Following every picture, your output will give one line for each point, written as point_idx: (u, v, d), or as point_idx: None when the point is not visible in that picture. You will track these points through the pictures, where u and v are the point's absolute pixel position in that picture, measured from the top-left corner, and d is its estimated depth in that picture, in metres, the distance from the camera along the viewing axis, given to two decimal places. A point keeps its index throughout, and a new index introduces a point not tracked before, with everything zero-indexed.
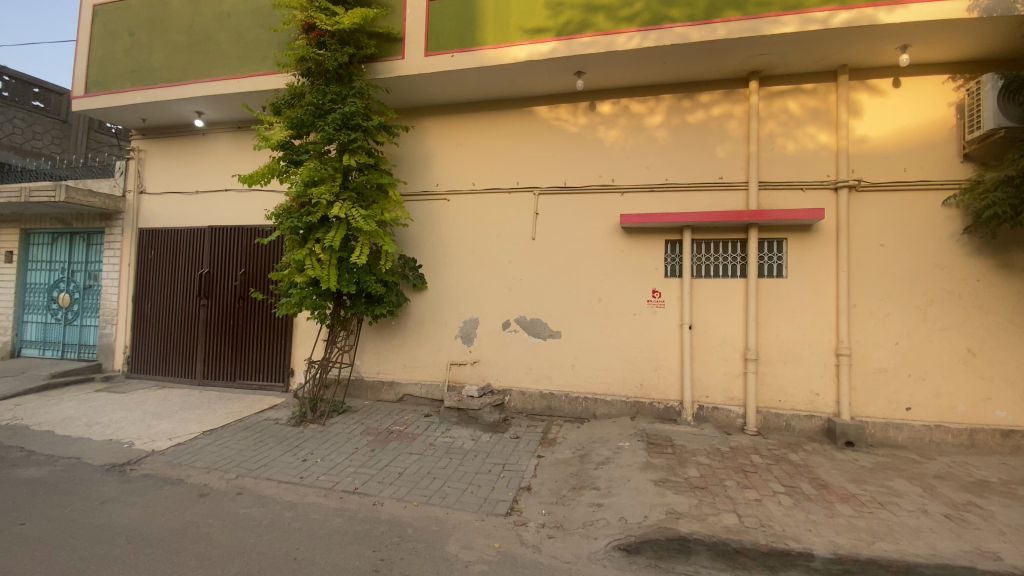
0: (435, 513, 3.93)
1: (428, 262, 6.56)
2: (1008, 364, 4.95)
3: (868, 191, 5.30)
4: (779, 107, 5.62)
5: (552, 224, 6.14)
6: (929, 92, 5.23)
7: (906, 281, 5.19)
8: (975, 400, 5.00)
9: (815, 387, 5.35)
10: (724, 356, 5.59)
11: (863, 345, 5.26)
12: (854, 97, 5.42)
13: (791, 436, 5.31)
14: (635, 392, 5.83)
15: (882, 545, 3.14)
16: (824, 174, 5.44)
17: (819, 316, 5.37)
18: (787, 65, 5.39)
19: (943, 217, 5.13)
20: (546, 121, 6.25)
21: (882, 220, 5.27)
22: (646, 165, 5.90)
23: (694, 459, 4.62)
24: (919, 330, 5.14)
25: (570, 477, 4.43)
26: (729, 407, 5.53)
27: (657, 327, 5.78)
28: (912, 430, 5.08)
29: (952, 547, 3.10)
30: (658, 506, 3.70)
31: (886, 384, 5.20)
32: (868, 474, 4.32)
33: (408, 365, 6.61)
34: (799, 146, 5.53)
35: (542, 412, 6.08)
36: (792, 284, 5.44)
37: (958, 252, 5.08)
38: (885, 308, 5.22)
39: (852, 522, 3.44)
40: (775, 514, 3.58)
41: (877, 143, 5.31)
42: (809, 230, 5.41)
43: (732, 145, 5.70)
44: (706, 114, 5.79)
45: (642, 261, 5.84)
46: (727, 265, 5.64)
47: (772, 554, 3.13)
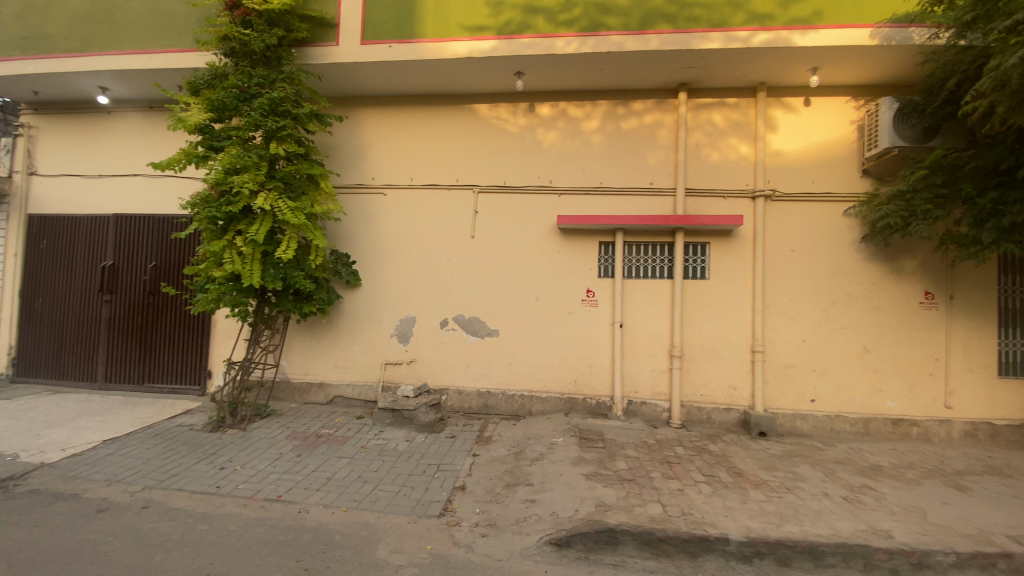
0: (365, 518, 3.80)
1: (362, 257, 6.34)
2: (897, 359, 5.54)
3: (781, 201, 5.74)
4: (705, 118, 5.95)
5: (490, 222, 6.13)
6: (834, 112, 5.75)
7: (812, 283, 5.67)
8: (870, 392, 5.55)
9: (733, 382, 5.72)
10: (652, 352, 5.84)
11: (775, 342, 5.69)
12: (771, 112, 5.85)
13: (711, 428, 5.64)
14: (570, 389, 5.95)
15: (788, 527, 3.40)
16: (743, 183, 5.83)
17: (738, 316, 5.75)
18: (713, 79, 5.73)
19: (844, 226, 5.65)
20: (486, 119, 6.23)
21: (793, 228, 5.72)
22: (582, 168, 6.05)
23: (623, 452, 4.80)
24: (823, 328, 5.64)
25: (505, 475, 4.45)
26: (656, 402, 5.79)
27: (591, 326, 5.93)
28: (816, 420, 5.56)
29: (849, 527, 3.42)
30: (589, 500, 3.79)
31: (794, 379, 5.65)
32: (777, 462, 4.68)
33: (339, 365, 6.36)
34: (722, 156, 5.88)
35: (478, 411, 6.06)
36: (713, 285, 5.79)
37: (856, 259, 5.62)
38: (795, 308, 5.67)
39: (764, 507, 3.70)
40: (696, 502, 3.78)
41: (790, 157, 5.77)
42: (729, 235, 5.77)
43: (662, 152, 5.97)
44: (638, 121, 6.03)
45: (577, 261, 5.97)
46: (656, 266, 5.90)
47: (691, 541, 3.30)
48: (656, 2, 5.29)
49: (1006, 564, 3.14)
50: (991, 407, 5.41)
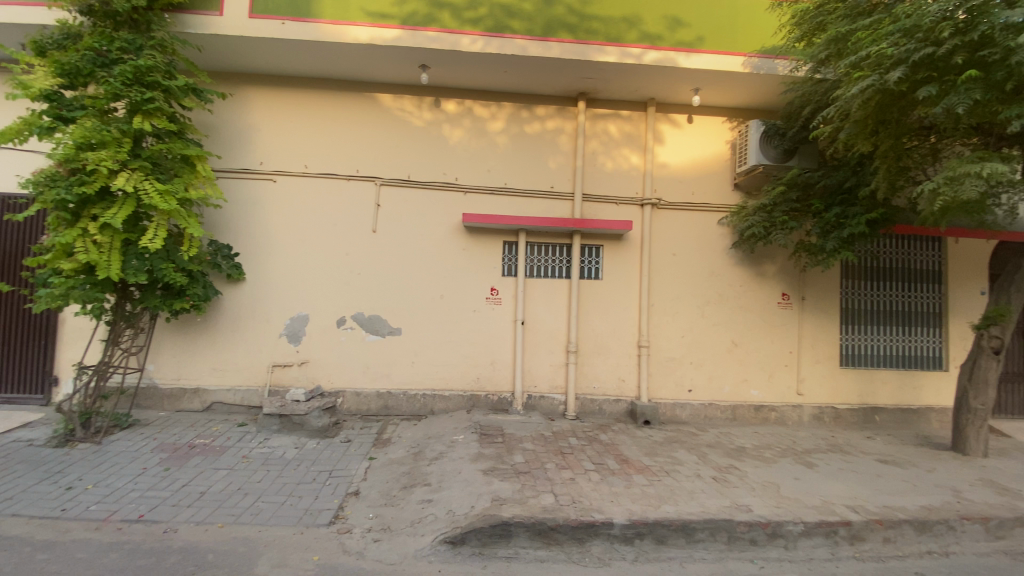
0: (244, 533, 3.48)
1: (247, 250, 5.84)
2: (760, 353, 6.26)
3: (667, 209, 6.24)
4: (602, 128, 6.28)
5: (392, 217, 5.95)
6: (713, 131, 6.36)
7: (692, 284, 6.22)
8: (738, 382, 6.22)
9: (623, 375, 6.10)
10: (551, 348, 6.04)
11: (660, 337, 6.16)
12: (659, 127, 6.33)
13: (603, 419, 5.97)
14: (472, 386, 5.96)
15: (666, 507, 3.70)
16: (634, 191, 6.24)
17: (628, 314, 6.14)
18: (609, 91, 6.07)
19: (719, 233, 6.27)
20: (389, 110, 6.04)
21: (677, 234, 6.24)
22: (487, 167, 6.09)
23: (520, 446, 4.90)
24: (700, 325, 6.21)
25: (402, 476, 4.32)
26: (553, 395, 6.00)
27: (493, 324, 5.99)
28: (693, 408, 6.11)
29: (717, 504, 3.79)
30: (485, 495, 3.82)
31: (675, 371, 6.17)
32: (659, 447, 5.07)
33: (219, 368, 5.79)
34: (616, 164, 6.25)
35: (377, 412, 5.85)
36: (607, 284, 6.13)
37: (729, 263, 6.26)
38: (676, 307, 6.19)
39: (645, 490, 3.99)
40: (585, 490, 3.97)
41: (675, 169, 6.28)
42: (622, 238, 6.15)
43: (563, 158, 6.21)
44: (541, 125, 6.21)
45: (481, 259, 6.00)
46: (556, 266, 6.11)
47: (580, 528, 3.45)
48: (558, 11, 5.49)
49: (845, 530, 3.60)
50: (832, 392, 6.31)
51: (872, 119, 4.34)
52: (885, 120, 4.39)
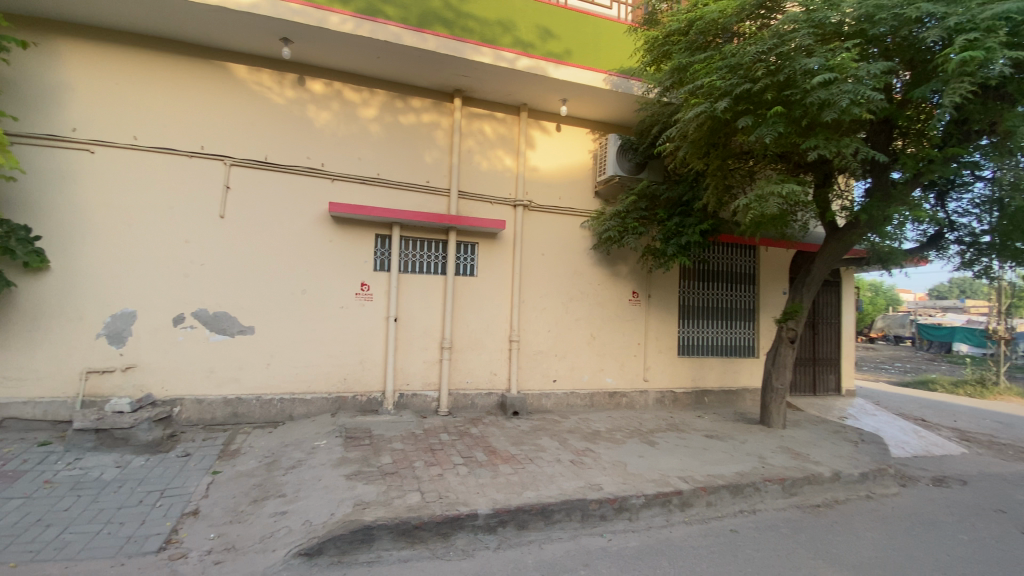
0: (44, 572, 2.89)
1: (53, 233, 4.85)
2: (615, 345, 6.89)
3: (537, 211, 6.54)
4: (477, 127, 6.36)
5: (246, 203, 5.37)
6: (578, 140, 6.83)
7: (559, 282, 6.61)
8: (596, 372, 6.78)
9: (494, 369, 6.26)
10: (424, 345, 5.97)
11: (529, 332, 6.44)
12: (531, 132, 6.61)
13: (474, 413, 6.07)
14: (338, 387, 5.65)
15: (527, 493, 3.90)
16: (507, 192, 6.43)
17: (499, 310, 6.32)
18: (484, 91, 6.17)
19: (582, 236, 6.75)
20: (244, 84, 5.43)
21: (546, 235, 6.58)
22: (357, 156, 5.80)
23: (389, 446, 4.78)
24: (565, 320, 6.64)
25: (252, 489, 3.94)
26: (426, 393, 5.94)
27: (362, 321, 5.74)
28: (558, 398, 6.50)
29: (573, 485, 4.09)
30: (346, 500, 3.65)
31: (542, 364, 6.50)
32: (525, 436, 5.31)
33: (10, 377, 4.72)
34: (490, 164, 6.37)
35: (224, 421, 5.26)
36: (480, 281, 6.23)
37: (591, 263, 6.78)
38: (544, 303, 6.53)
39: (510, 479, 4.16)
40: (452, 484, 4.01)
41: (544, 173, 6.61)
42: (495, 237, 6.30)
43: (438, 152, 6.15)
44: (415, 118, 6.08)
45: (349, 252, 5.70)
46: (429, 262, 6.05)
47: (444, 523, 3.48)
48: (434, 4, 5.51)
49: (677, 498, 4.12)
50: (672, 378, 7.19)
51: (704, 141, 5.02)
52: (715, 143, 5.09)
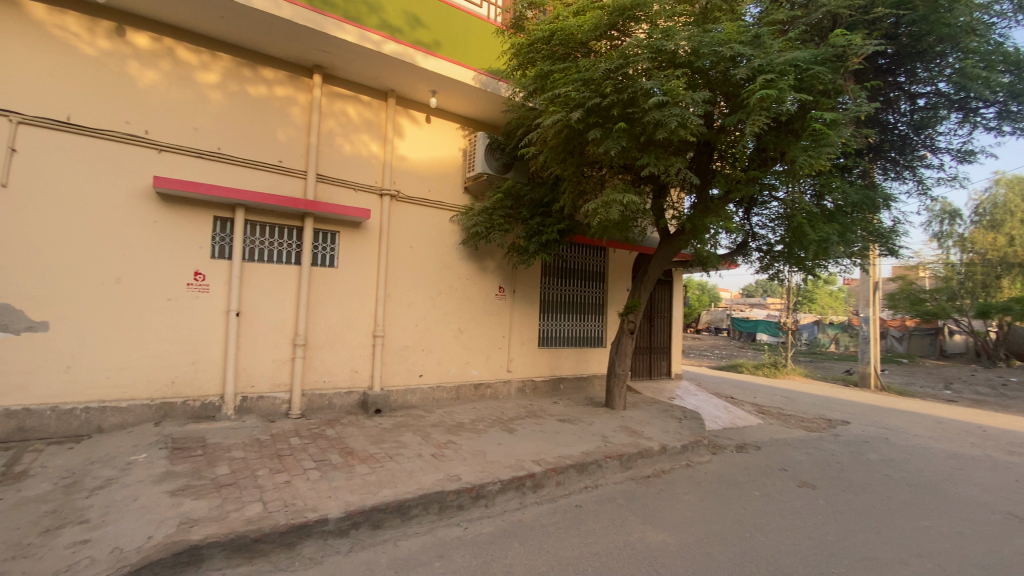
0: None
1: None
2: (480, 339, 7.05)
3: (404, 202, 6.38)
4: (339, 108, 5.98)
5: (39, 170, 4.38)
6: (447, 133, 6.82)
7: (426, 276, 6.54)
8: (462, 365, 6.86)
9: (355, 366, 5.99)
10: (273, 342, 5.48)
11: (393, 327, 6.28)
12: (398, 120, 6.42)
13: (332, 413, 5.75)
14: (164, 392, 4.93)
15: (384, 492, 3.82)
16: (371, 179, 6.16)
17: (362, 304, 6.04)
18: (347, 71, 5.83)
19: (450, 229, 6.76)
20: (37, 23, 4.41)
21: (413, 227, 6.45)
22: (192, 125, 5.07)
23: (227, 455, 4.30)
24: (432, 314, 6.60)
25: (43, 517, 3.23)
26: (275, 394, 5.47)
27: (196, 315, 5.07)
28: (423, 392, 6.46)
29: (432, 478, 4.11)
30: (170, 520, 3.20)
31: (407, 359, 6.38)
32: (386, 434, 5.18)
33: None
34: (354, 149, 6.05)
35: (4, 439, 4.25)
36: (340, 273, 5.90)
37: (458, 258, 6.83)
38: (410, 297, 6.41)
39: (366, 479, 4.03)
40: (300, 491, 3.75)
41: (412, 164, 6.47)
42: (357, 227, 6.00)
43: (293, 131, 5.66)
44: (266, 90, 5.51)
45: (180, 236, 4.98)
46: (281, 250, 5.56)
47: (289, 532, 3.24)
48: None
49: (530, 482, 4.38)
50: (533, 368, 7.60)
51: (561, 147, 5.39)
52: (572, 150, 5.48)
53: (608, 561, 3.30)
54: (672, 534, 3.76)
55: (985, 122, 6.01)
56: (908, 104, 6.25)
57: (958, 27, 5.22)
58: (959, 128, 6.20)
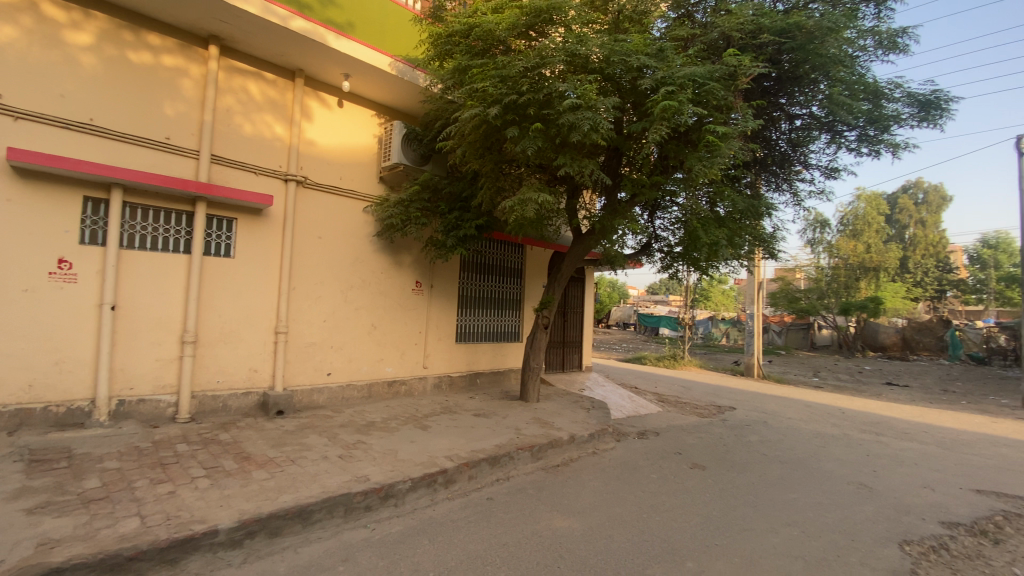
0: None
1: None
2: (394, 335, 6.87)
3: (312, 189, 6.02)
4: (239, 84, 5.50)
5: None
6: (361, 120, 6.54)
7: (336, 269, 6.24)
8: (374, 362, 6.65)
9: (254, 365, 5.58)
10: (157, 339, 4.94)
11: (298, 323, 5.92)
12: (307, 102, 6.05)
13: (226, 416, 5.31)
14: (17, 397, 4.25)
15: (283, 497, 3.60)
16: (276, 164, 5.75)
17: (263, 298, 5.64)
18: (249, 45, 5.38)
19: (363, 221, 6.50)
20: None
21: (322, 217, 6.12)
22: (58, 92, 4.42)
23: (98, 467, 3.82)
24: (341, 309, 6.31)
25: None
26: (158, 397, 4.94)
27: (60, 308, 4.43)
28: (331, 391, 6.17)
29: (337, 481, 3.95)
30: (22, 543, 2.78)
31: (314, 357, 6.06)
32: (288, 437, 4.89)
33: None
34: (256, 130, 5.61)
35: None
36: (237, 264, 5.45)
37: (371, 250, 6.59)
38: (318, 291, 6.08)
39: (264, 485, 3.78)
40: (187, 501, 3.43)
41: (322, 150, 6.14)
42: (258, 214, 5.58)
43: (184, 106, 5.12)
44: (152, 58, 4.93)
45: (40, 217, 4.31)
46: (166, 237, 5.02)
47: (171, 547, 2.95)
48: None
49: (442, 477, 4.36)
50: (448, 364, 7.56)
51: (479, 143, 5.39)
52: (490, 147, 5.51)
53: (516, 550, 3.38)
54: (577, 520, 3.94)
55: (847, 144, 6.89)
56: (787, 124, 6.99)
57: (828, 57, 5.89)
58: (827, 147, 7.04)
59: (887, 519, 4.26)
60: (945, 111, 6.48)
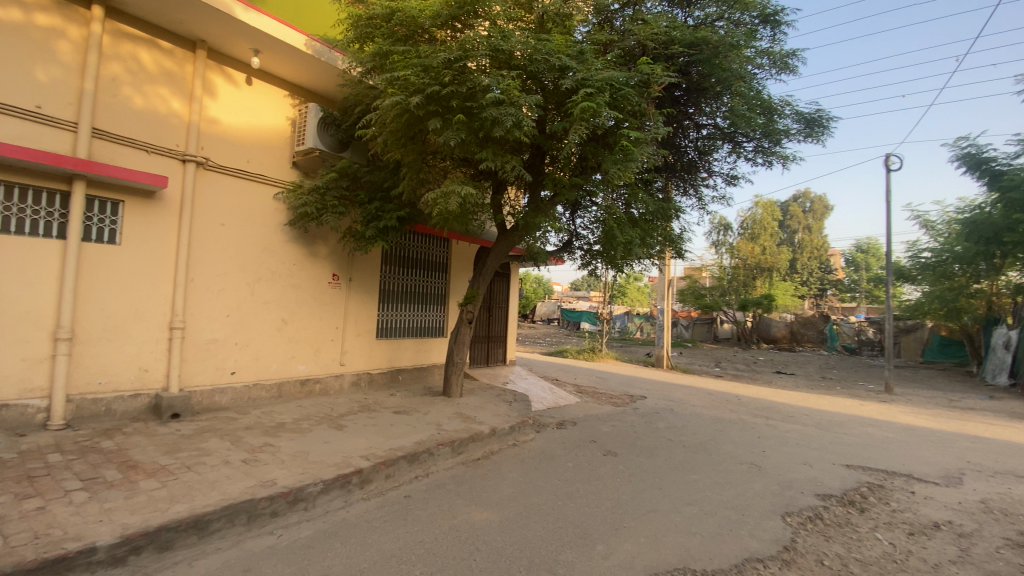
0: None
1: None
2: (307, 331, 6.52)
3: (214, 172, 5.54)
4: (128, 51, 4.92)
5: None
6: (272, 101, 6.12)
7: (241, 260, 5.80)
8: (285, 359, 6.27)
9: (145, 364, 5.04)
10: (23, 337, 4.31)
11: (197, 318, 5.43)
12: (210, 77, 5.54)
13: (110, 422, 4.75)
14: None
15: (176, 508, 3.29)
16: (172, 142, 5.21)
17: (155, 290, 5.10)
18: (141, 8, 4.83)
19: (273, 209, 6.09)
20: None
21: (226, 203, 5.65)
22: None
23: None
24: (247, 303, 5.88)
25: None
26: (25, 402, 4.32)
27: None
28: (235, 392, 5.73)
29: (240, 487, 3.68)
30: None
31: (215, 355, 5.60)
32: (184, 442, 4.47)
33: None
34: (149, 103, 5.05)
35: None
36: (124, 252, 4.89)
37: (282, 240, 6.19)
38: (220, 284, 5.61)
39: (153, 495, 3.43)
40: (59, 518, 3.04)
41: (227, 130, 5.66)
42: (150, 197, 5.04)
43: (60, 71, 4.49)
44: (22, 16, 4.29)
45: None
46: (35, 220, 4.38)
47: (38, 570, 2.60)
48: None
49: (357, 478, 4.22)
50: (368, 361, 7.31)
51: (401, 133, 5.25)
52: (412, 137, 5.37)
53: (433, 546, 3.36)
54: (495, 512, 3.99)
55: (746, 154, 7.53)
56: (695, 132, 7.50)
57: (731, 72, 6.39)
58: (729, 156, 7.65)
59: (773, 494, 4.74)
60: (826, 129, 7.26)
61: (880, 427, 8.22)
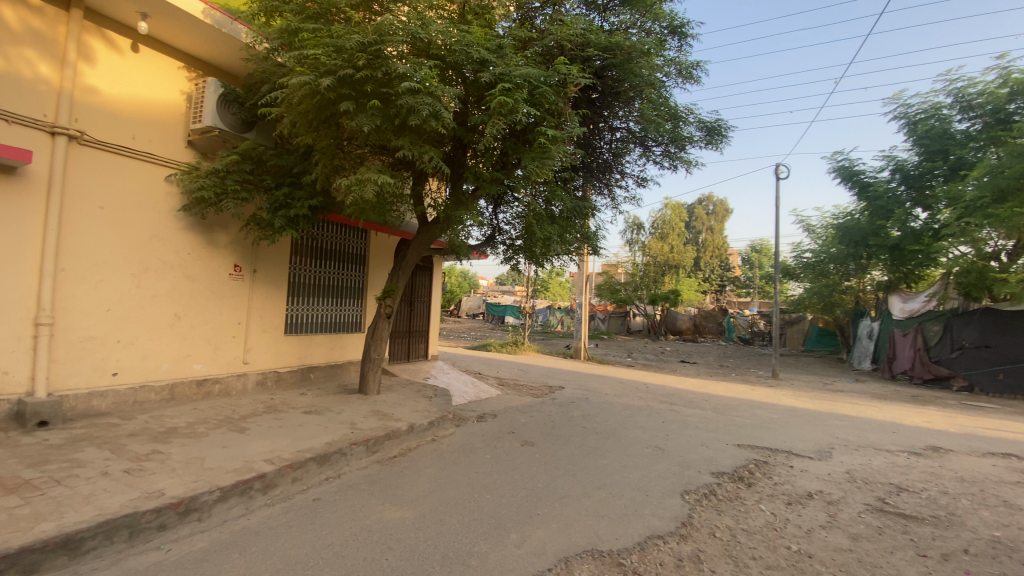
0: None
1: None
2: (204, 327, 5.99)
3: (92, 148, 4.90)
4: None
5: None
6: (164, 72, 5.52)
7: (125, 247, 5.19)
8: (178, 358, 5.72)
9: (3, 365, 4.36)
10: None
11: (69, 312, 4.79)
12: (87, 40, 4.88)
13: None
14: None
15: (42, 527, 2.90)
16: (38, 112, 4.54)
17: (15, 280, 4.42)
18: None
19: (165, 192, 5.51)
20: None
21: (106, 183, 5.02)
22: None
23: None
24: (132, 296, 5.27)
25: None
26: None
27: None
28: (118, 395, 5.13)
29: (121, 500, 3.31)
30: None
31: (93, 354, 4.97)
32: (53, 453, 3.94)
33: None
34: (7, 65, 4.35)
35: None
36: None
37: (175, 227, 5.63)
38: (99, 274, 4.99)
39: (12, 514, 2.99)
40: None
41: (107, 101, 5.02)
42: (10, 174, 4.36)
43: None
44: None
45: None
46: None
47: None
48: None
49: (259, 483, 3.95)
50: (275, 359, 6.87)
51: (312, 115, 4.98)
52: (325, 121, 5.10)
53: (342, 549, 3.24)
54: (409, 509, 3.93)
55: (655, 157, 7.98)
56: (610, 134, 7.83)
57: (641, 78, 6.73)
58: (640, 159, 8.07)
59: (674, 475, 5.10)
60: (724, 137, 7.88)
61: (767, 409, 9.13)
